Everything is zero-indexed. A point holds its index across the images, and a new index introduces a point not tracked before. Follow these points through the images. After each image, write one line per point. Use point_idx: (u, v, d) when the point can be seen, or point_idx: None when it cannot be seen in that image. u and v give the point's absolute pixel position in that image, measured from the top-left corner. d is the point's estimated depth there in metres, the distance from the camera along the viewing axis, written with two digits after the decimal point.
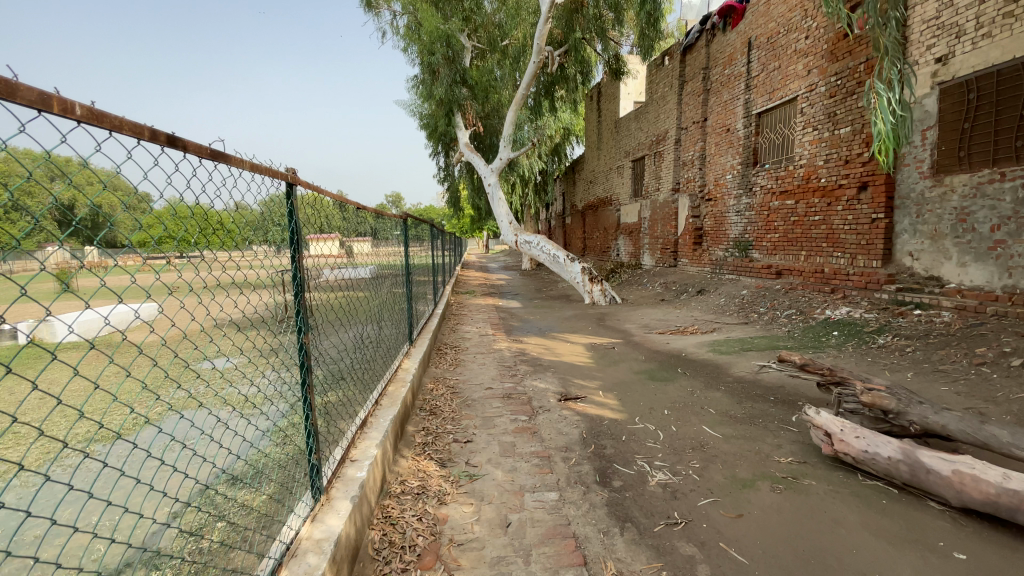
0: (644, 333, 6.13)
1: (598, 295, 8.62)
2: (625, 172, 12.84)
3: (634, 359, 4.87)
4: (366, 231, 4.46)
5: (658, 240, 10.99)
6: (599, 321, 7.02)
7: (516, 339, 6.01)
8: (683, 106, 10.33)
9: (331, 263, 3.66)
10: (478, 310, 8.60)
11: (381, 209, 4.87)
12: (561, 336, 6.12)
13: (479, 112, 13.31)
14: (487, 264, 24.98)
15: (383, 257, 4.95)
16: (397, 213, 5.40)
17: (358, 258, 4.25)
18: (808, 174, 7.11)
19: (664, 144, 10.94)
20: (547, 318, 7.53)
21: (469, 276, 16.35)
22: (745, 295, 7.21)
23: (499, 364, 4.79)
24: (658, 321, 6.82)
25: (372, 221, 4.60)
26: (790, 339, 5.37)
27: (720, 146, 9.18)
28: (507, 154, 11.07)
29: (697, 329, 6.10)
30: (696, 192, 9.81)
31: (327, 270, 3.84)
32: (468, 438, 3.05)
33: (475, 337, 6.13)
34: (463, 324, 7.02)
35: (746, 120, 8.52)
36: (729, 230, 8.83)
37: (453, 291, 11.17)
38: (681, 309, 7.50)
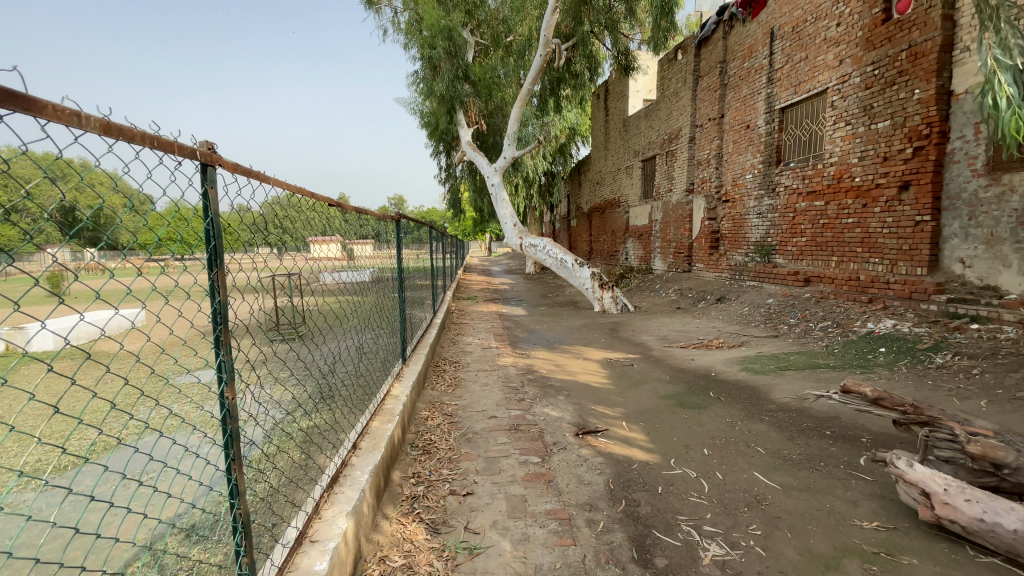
0: (664, 346, 5.55)
1: (609, 303, 8.05)
2: (635, 172, 12.29)
3: (657, 380, 4.28)
4: (369, 233, 4.16)
5: (671, 244, 10.41)
6: (612, 332, 6.44)
7: (522, 353, 5.43)
8: (698, 102, 9.77)
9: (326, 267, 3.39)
10: (480, 318, 8.03)
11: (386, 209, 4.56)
12: (572, 350, 5.53)
13: (482, 110, 12.73)
14: (491, 268, 24.42)
15: (382, 259, 4.53)
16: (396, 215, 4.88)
17: (358, 260, 3.89)
18: (840, 173, 6.54)
19: (677, 142, 10.37)
20: (555, 327, 6.95)
21: (472, 280, 15.79)
22: (771, 304, 6.62)
23: (503, 385, 4.21)
24: (677, 332, 6.24)
25: (375, 223, 4.28)
26: (830, 356, 4.79)
27: (738, 144, 8.62)
28: (512, 153, 10.49)
29: (722, 343, 5.51)
30: (712, 193, 9.24)
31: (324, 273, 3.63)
32: (467, 488, 2.47)
33: (476, 350, 5.56)
34: (463, 334, 6.44)
35: (768, 116, 7.95)
36: (749, 234, 8.26)
37: (454, 296, 10.61)
38: (701, 319, 6.91)
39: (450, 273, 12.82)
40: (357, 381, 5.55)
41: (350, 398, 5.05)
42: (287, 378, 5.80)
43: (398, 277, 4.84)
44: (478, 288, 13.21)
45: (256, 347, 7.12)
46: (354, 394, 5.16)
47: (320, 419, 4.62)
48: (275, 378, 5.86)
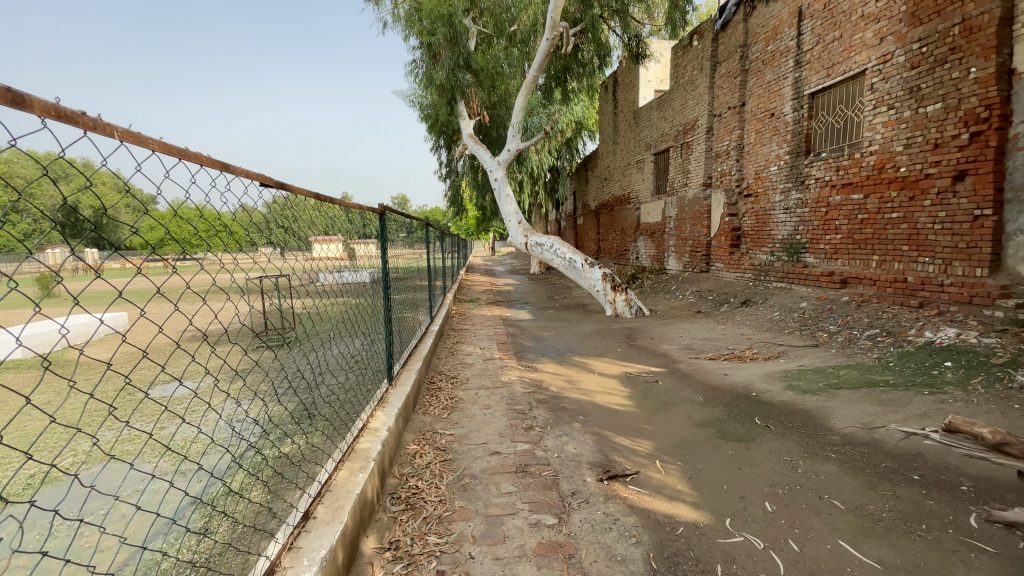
0: (690, 358, 4.89)
1: (622, 306, 7.40)
2: (646, 166, 11.64)
3: (689, 402, 3.62)
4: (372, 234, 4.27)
5: (687, 242, 9.74)
6: (629, 340, 5.80)
7: (529, 366, 4.78)
8: (716, 90, 9.10)
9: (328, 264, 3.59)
10: (484, 323, 7.38)
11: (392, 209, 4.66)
12: (587, 362, 4.88)
13: (485, 101, 12.07)
14: (496, 267, 23.75)
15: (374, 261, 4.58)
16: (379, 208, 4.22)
17: (359, 260, 4.05)
18: (881, 163, 5.87)
19: (693, 133, 9.69)
20: (565, 335, 6.30)
21: (475, 280, 15.15)
22: (806, 309, 5.96)
23: (508, 406, 3.57)
24: (703, 340, 5.59)
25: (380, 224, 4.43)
26: (886, 372, 4.13)
27: (762, 133, 7.97)
28: (516, 145, 9.80)
29: (757, 355, 4.84)
30: (733, 188, 8.59)
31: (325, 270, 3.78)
32: (462, 568, 1.85)
33: (477, 362, 4.91)
34: (463, 342, 5.80)
35: (796, 102, 7.28)
36: (774, 231, 7.61)
37: (454, 298, 9.98)
38: (726, 325, 6.25)
39: (452, 274, 12.22)
40: (345, 397, 4.99)
41: (335, 419, 4.48)
42: (267, 391, 5.25)
43: (382, 273, 4.13)
44: (480, 288, 12.59)
45: (240, 355, 6.58)
46: (338, 414, 4.59)
47: (298, 444, 4.07)
48: (256, 390, 5.32)
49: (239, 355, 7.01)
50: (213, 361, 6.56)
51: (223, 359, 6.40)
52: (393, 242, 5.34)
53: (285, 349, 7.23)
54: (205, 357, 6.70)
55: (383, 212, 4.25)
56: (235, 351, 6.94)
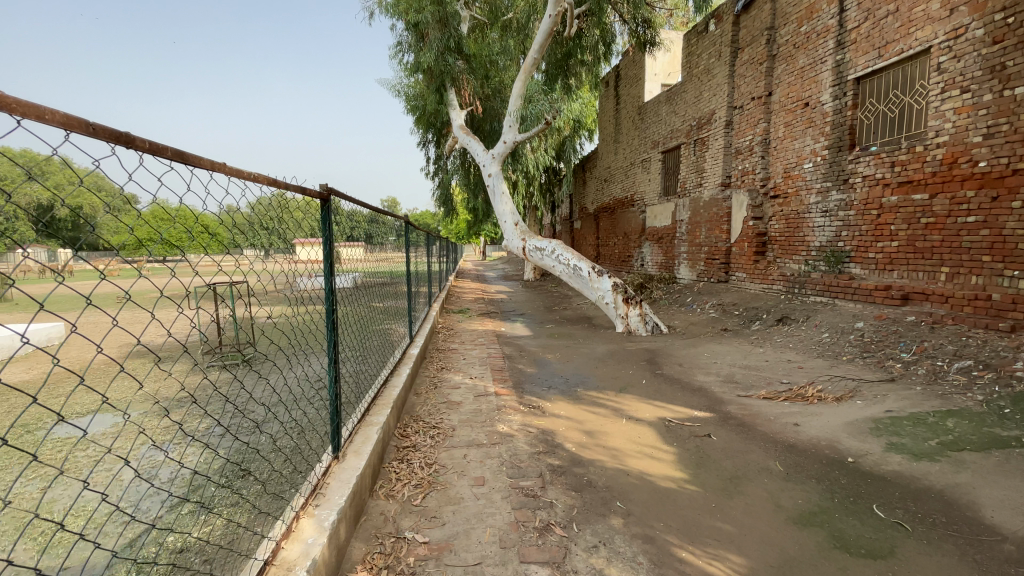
0: (740, 397, 3.83)
1: (637, 323, 6.35)
2: (653, 165, 10.68)
3: (765, 478, 2.57)
4: (359, 236, 4.18)
5: (702, 249, 8.74)
6: (653, 367, 4.73)
7: (533, 407, 3.67)
8: (736, 79, 8.13)
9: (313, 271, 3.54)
10: (475, 340, 6.27)
11: (377, 212, 4.63)
12: (608, 401, 3.79)
13: (478, 92, 10.96)
14: (487, 272, 22.56)
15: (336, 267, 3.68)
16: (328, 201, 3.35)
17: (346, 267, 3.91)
18: (953, 157, 4.90)
19: (709, 128, 8.71)
20: (573, 358, 5.21)
21: (466, 287, 14.02)
22: (864, 330, 4.95)
23: (510, 482, 2.50)
24: (746, 370, 4.54)
25: (366, 226, 4.34)
26: (1011, 423, 3.11)
27: (793, 126, 7.04)
28: (513, 136, 8.73)
29: (824, 394, 3.80)
30: (756, 187, 7.64)
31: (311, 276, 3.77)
32: None
33: (466, 399, 3.81)
34: (450, 369, 4.69)
35: (836, 90, 6.35)
36: (809, 237, 6.65)
37: (442, 308, 8.83)
38: (766, 350, 5.21)
39: (441, 281, 11.16)
40: (295, 444, 3.96)
41: (277, 477, 3.47)
42: (202, 430, 4.23)
43: (327, 280, 2.81)
44: (470, 297, 11.45)
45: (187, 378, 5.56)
46: (283, 469, 3.57)
47: (218, 523, 3.04)
48: (192, 428, 4.30)
49: (188, 379, 5.92)
50: (154, 388, 5.54)
51: (165, 386, 5.36)
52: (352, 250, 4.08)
53: (245, 372, 6.19)
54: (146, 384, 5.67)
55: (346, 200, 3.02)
56: (184, 375, 5.88)
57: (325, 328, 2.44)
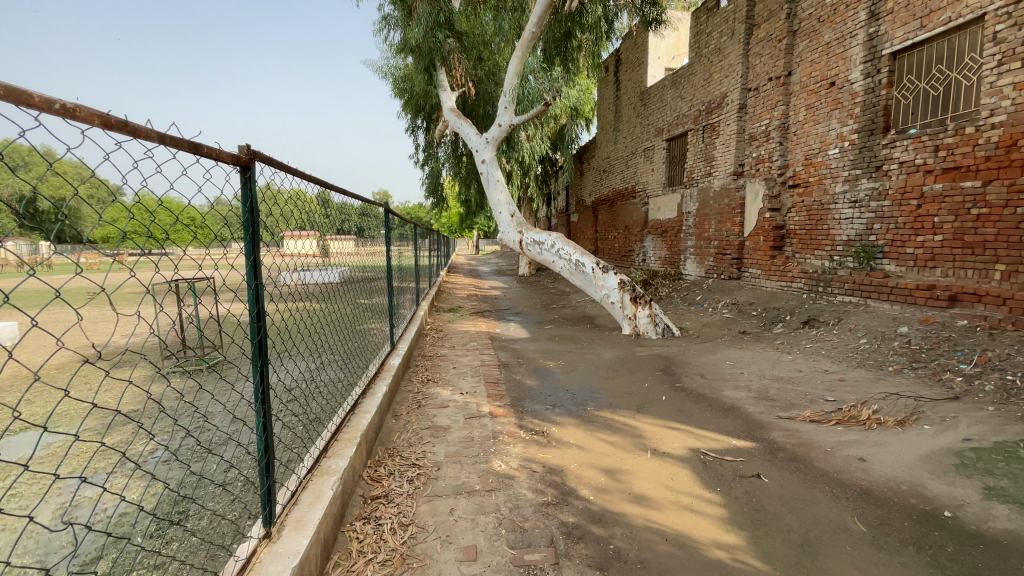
0: (782, 421, 3.20)
1: (646, 324, 5.71)
2: (656, 154, 10.03)
3: (848, 546, 1.97)
4: (350, 229, 4.60)
5: (711, 243, 8.12)
6: (672, 379, 4.11)
7: (536, 433, 3.02)
8: (751, 59, 7.48)
9: (308, 261, 3.81)
10: (466, 344, 5.60)
11: (370, 206, 4.97)
12: (625, 426, 3.15)
13: (471, 73, 10.21)
14: (479, 268, 21.76)
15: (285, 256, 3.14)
16: (325, 198, 3.81)
17: (335, 256, 4.39)
18: (1012, 138, 4.31)
19: (720, 112, 8.06)
20: (578, 367, 4.57)
21: (457, 284, 13.30)
22: (910, 337, 4.38)
23: (511, 556, 1.86)
24: (780, 383, 3.93)
25: (358, 219, 4.71)
26: None
27: (815, 108, 6.43)
28: (508, 119, 8.04)
29: (881, 417, 3.18)
30: (774, 176, 7.02)
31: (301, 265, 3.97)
32: None
33: (454, 423, 3.16)
34: (436, 381, 4.03)
35: (869, 67, 5.73)
36: (834, 230, 6.05)
37: (431, 306, 8.14)
38: (796, 358, 4.59)
39: (432, 277, 10.42)
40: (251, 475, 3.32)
41: (221, 521, 2.82)
42: (145, 457, 3.59)
43: (256, 281, 2.06)
44: (462, 294, 10.74)
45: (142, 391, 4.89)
46: (231, 509, 2.93)
47: None
48: (134, 453, 3.66)
49: (141, 388, 5.22)
50: (104, 400, 4.88)
51: (114, 400, 4.70)
52: (325, 245, 4.05)
53: (211, 380, 5.53)
54: (94, 396, 5.00)
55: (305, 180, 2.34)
56: (139, 384, 5.21)
57: (251, 350, 1.73)
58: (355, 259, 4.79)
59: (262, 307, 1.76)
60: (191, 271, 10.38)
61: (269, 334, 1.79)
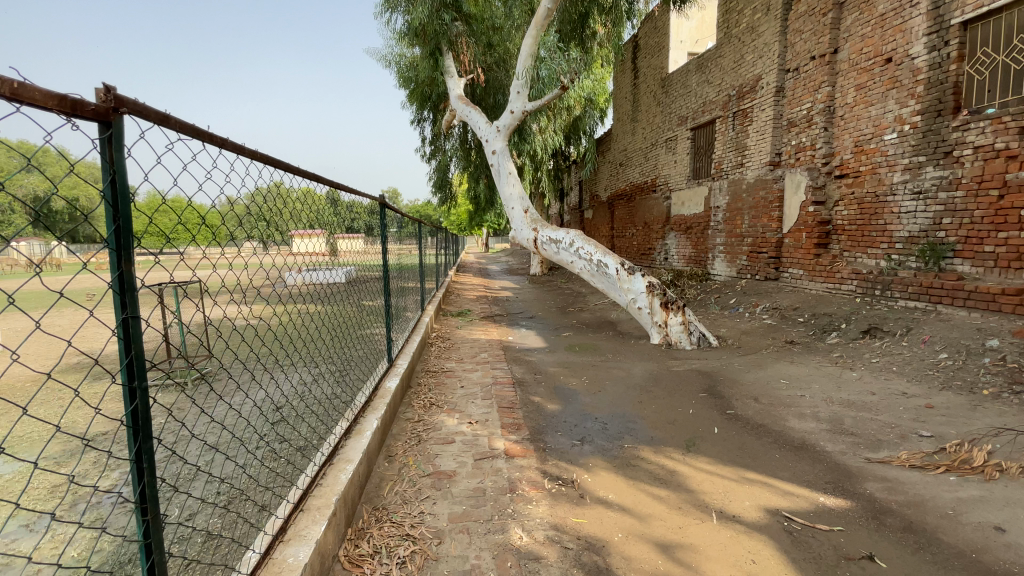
0: (874, 469, 2.55)
1: (679, 333, 5.06)
2: (679, 145, 9.32)
3: None
4: (359, 227, 4.06)
5: (744, 240, 7.42)
6: (720, 403, 3.46)
7: (564, 483, 2.40)
8: (790, 37, 6.76)
9: (314, 261, 3.29)
10: (474, 356, 4.98)
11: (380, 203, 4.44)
12: (676, 473, 2.51)
13: (480, 60, 9.58)
14: (490, 267, 21.09)
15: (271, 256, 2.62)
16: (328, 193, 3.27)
17: (343, 257, 3.84)
18: None
19: (753, 97, 7.35)
20: (605, 386, 3.93)
21: (466, 284, 12.68)
22: (1003, 352, 3.69)
23: None
24: (853, 412, 3.27)
25: (366, 217, 4.17)
26: None
27: (866, 89, 5.71)
28: (521, 106, 7.40)
29: (1000, 463, 2.51)
30: (818, 166, 6.31)
31: (308, 267, 3.47)
32: None
33: (461, 467, 2.53)
34: (441, 405, 3.42)
35: (934, 39, 5.00)
36: (892, 226, 5.35)
37: (437, 310, 7.52)
38: (862, 377, 3.92)
39: (439, 278, 9.83)
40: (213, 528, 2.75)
41: None
42: (100, 495, 3.06)
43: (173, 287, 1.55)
44: (471, 295, 10.12)
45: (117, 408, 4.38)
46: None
47: None
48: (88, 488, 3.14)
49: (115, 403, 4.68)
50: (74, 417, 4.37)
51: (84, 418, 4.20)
52: (333, 245, 3.57)
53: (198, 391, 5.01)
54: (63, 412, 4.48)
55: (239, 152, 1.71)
56: (114, 399, 4.68)
57: (127, 433, 1.20)
58: (358, 259, 4.12)
59: (137, 360, 1.19)
60: (198, 270, 10.40)
61: (151, 400, 1.23)
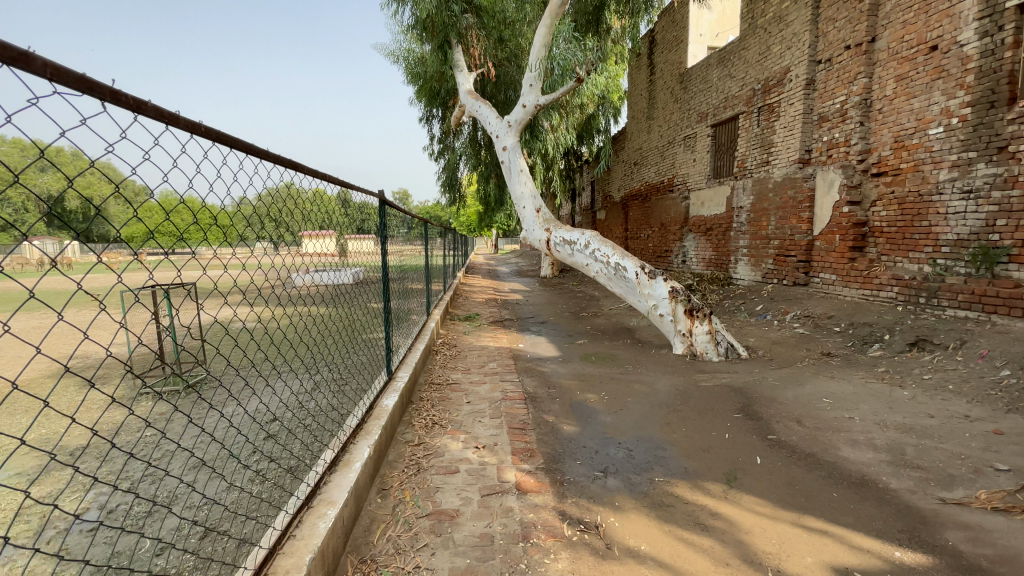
0: (954, 514, 2.14)
1: (705, 343, 4.66)
2: (699, 142, 8.90)
3: None
4: (372, 226, 3.76)
5: (770, 243, 7.01)
6: (760, 427, 3.06)
7: (586, 528, 2.03)
8: (822, 26, 6.33)
9: (323, 263, 3.01)
10: (483, 366, 4.62)
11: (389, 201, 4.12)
12: (718, 516, 2.13)
13: (492, 55, 9.26)
14: (501, 268, 20.74)
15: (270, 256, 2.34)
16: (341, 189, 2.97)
17: (352, 258, 3.54)
18: None
19: (781, 90, 6.92)
20: (627, 404, 3.54)
21: (475, 286, 12.34)
22: None
23: None
24: (914, 439, 2.86)
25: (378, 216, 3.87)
26: None
27: (907, 80, 5.28)
28: (533, 100, 7.05)
29: None
30: (853, 163, 5.88)
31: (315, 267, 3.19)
32: None
33: (466, 506, 2.17)
34: (445, 425, 3.06)
35: (987, 23, 4.55)
36: (938, 227, 4.91)
37: (445, 314, 7.18)
38: (915, 396, 3.49)
39: (447, 280, 9.50)
40: (186, 561, 2.43)
41: None
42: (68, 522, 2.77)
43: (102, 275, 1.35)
44: (481, 299, 9.77)
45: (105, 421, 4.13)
46: None
47: None
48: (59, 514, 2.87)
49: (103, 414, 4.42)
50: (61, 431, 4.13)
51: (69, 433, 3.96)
52: (343, 245, 3.28)
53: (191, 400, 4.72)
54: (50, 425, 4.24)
55: (174, 126, 1.36)
56: (104, 409, 4.43)
57: None
58: (367, 262, 3.78)
59: None
60: (203, 271, 10.15)
61: None
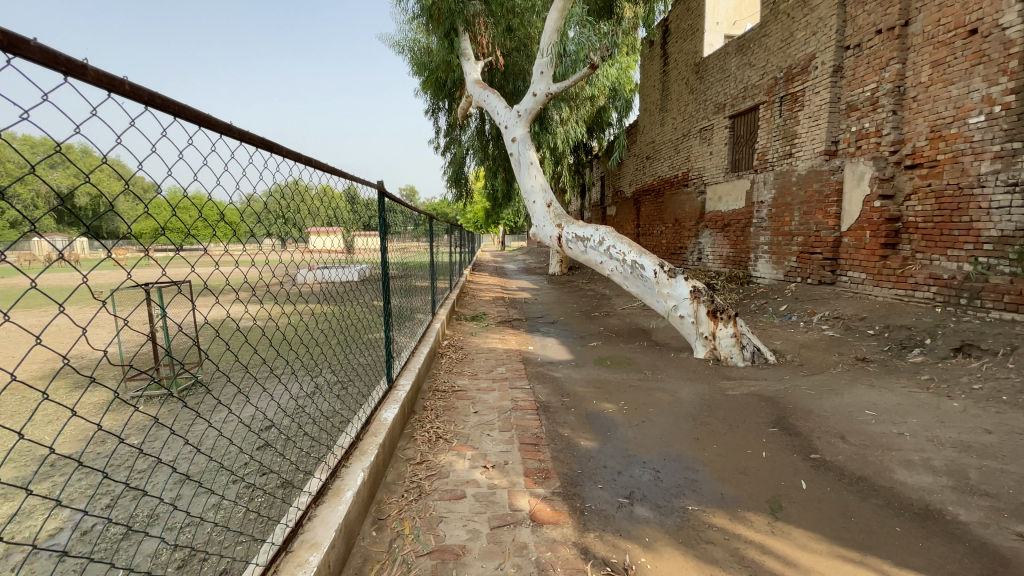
0: None
1: (729, 347, 4.34)
2: (715, 134, 8.55)
3: None
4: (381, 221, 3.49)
5: (794, 239, 6.68)
6: (799, 443, 2.75)
7: (614, 571, 1.74)
8: (850, 10, 5.96)
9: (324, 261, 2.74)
10: (491, 370, 4.33)
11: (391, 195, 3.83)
12: (766, 556, 1.83)
13: (500, 45, 8.94)
14: (509, 265, 20.46)
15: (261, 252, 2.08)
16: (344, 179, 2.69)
17: (358, 255, 3.26)
18: None
19: (805, 78, 6.56)
20: (648, 415, 3.23)
21: (483, 284, 12.05)
22: None
23: None
24: (976, 461, 2.53)
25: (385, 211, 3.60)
26: None
27: (944, 66, 4.91)
28: (543, 90, 6.73)
29: None
30: (884, 155, 5.52)
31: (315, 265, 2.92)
32: None
33: (473, 542, 1.89)
34: (450, 440, 2.78)
35: None
36: (980, 223, 4.55)
37: (451, 314, 6.90)
38: (967, 409, 3.16)
39: (454, 278, 9.22)
40: None
41: None
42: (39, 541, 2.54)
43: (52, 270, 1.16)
44: (489, 297, 9.48)
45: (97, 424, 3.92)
46: None
47: None
48: (31, 532, 2.63)
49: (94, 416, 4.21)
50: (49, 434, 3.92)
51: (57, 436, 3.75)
52: (348, 242, 3.01)
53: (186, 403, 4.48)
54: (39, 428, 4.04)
55: (77, 79, 1.10)
56: (96, 412, 4.23)
57: None
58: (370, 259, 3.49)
59: None
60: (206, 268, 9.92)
61: None
